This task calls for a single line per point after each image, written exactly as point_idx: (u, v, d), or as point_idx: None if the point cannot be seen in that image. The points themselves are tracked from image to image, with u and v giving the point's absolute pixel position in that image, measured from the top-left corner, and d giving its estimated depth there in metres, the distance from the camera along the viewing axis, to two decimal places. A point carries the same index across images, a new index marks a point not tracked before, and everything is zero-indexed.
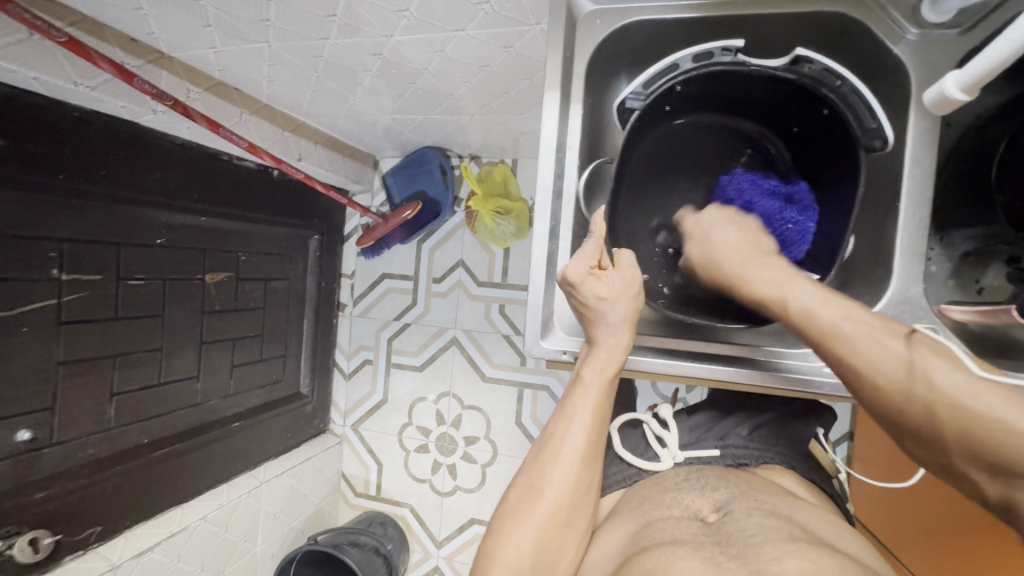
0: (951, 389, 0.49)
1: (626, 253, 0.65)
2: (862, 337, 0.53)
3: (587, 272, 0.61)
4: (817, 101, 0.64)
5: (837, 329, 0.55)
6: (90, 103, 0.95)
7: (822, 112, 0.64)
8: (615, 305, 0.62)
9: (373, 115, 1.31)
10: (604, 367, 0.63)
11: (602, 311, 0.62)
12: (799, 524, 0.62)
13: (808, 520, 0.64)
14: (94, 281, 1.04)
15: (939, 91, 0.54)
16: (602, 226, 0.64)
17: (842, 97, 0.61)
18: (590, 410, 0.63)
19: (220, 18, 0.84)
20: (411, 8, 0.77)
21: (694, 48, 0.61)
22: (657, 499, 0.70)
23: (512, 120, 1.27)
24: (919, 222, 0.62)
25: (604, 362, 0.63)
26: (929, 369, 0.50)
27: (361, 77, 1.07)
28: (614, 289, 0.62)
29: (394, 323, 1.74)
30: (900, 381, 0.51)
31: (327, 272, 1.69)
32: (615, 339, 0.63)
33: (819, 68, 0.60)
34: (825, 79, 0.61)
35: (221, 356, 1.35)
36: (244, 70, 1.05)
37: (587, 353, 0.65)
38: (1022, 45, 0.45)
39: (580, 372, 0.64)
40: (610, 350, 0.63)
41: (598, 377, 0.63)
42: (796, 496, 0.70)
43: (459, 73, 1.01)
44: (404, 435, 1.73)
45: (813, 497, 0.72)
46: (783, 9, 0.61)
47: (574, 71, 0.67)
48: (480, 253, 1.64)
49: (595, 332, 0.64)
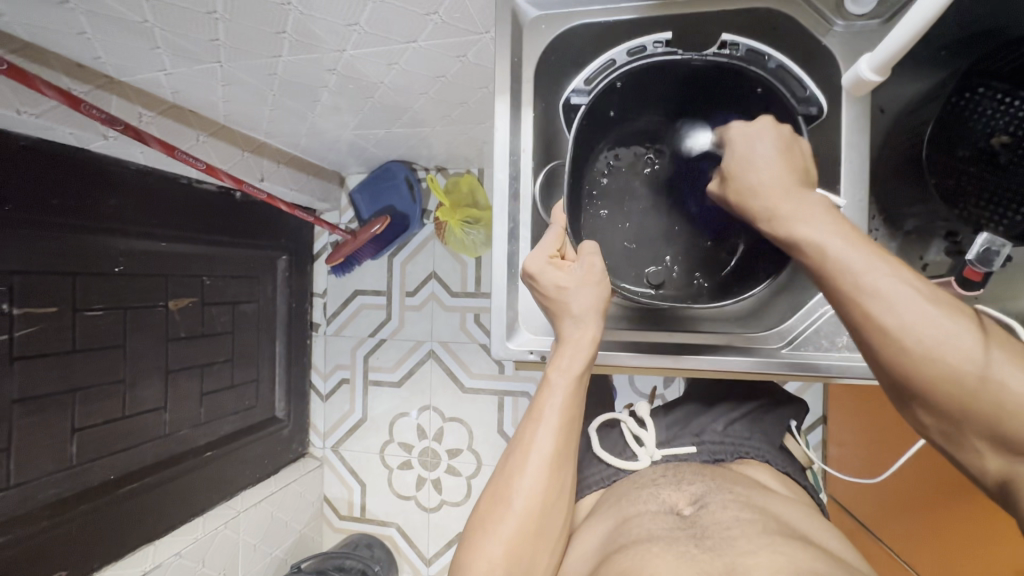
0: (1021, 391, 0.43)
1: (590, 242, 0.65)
2: (917, 312, 0.46)
3: (546, 261, 0.63)
4: (749, 82, 0.64)
5: (893, 307, 0.47)
6: (37, 131, 0.92)
7: (756, 92, 0.65)
8: (579, 293, 0.62)
9: (335, 132, 1.31)
10: (572, 365, 0.63)
11: (566, 303, 0.63)
12: (772, 514, 0.63)
13: (781, 508, 0.65)
14: (48, 314, 1.00)
15: (855, 74, 0.59)
16: (562, 216, 0.66)
17: (773, 74, 0.63)
18: (561, 406, 0.63)
19: (167, 39, 0.83)
20: (360, 22, 0.78)
21: (627, 43, 0.64)
22: (633, 495, 0.70)
23: (474, 129, 1.28)
24: (859, 207, 0.65)
25: (572, 358, 0.63)
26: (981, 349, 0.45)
27: (319, 94, 1.07)
28: (574, 277, 0.63)
29: (370, 340, 1.72)
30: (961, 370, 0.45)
31: (298, 293, 1.67)
32: (581, 331, 0.63)
33: (744, 49, 0.62)
34: (754, 60, 0.63)
35: (190, 384, 1.31)
36: (199, 91, 1.04)
37: (556, 349, 0.65)
38: (911, 35, 0.49)
39: (548, 372, 0.64)
40: (576, 345, 0.64)
41: (568, 372, 0.63)
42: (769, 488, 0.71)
43: (416, 85, 1.02)
44: (386, 453, 1.70)
45: (785, 487, 0.74)
46: (717, 7, 0.64)
47: (523, 75, 0.69)
48: (452, 264, 1.64)
49: (562, 328, 0.64)
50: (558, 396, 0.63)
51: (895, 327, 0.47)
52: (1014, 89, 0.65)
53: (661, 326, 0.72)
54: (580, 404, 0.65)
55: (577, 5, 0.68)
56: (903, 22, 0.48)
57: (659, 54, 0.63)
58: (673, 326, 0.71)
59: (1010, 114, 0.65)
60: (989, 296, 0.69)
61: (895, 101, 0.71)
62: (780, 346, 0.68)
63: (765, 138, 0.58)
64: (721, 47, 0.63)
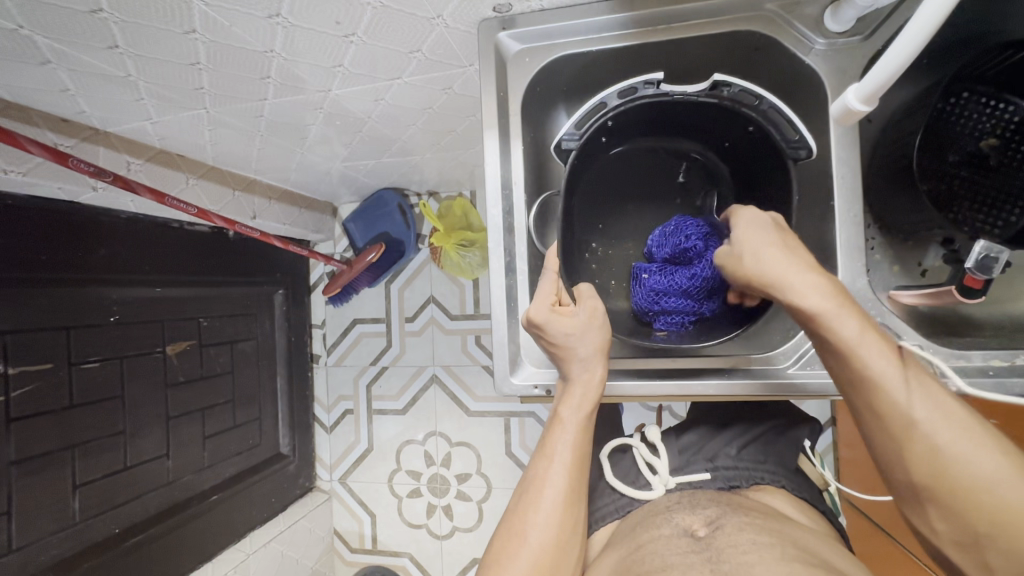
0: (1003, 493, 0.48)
1: (586, 288, 0.66)
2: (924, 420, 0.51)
3: (551, 311, 0.62)
4: (741, 121, 0.65)
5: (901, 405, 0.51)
6: (25, 189, 0.92)
7: (748, 129, 0.65)
8: (583, 339, 0.63)
9: (325, 164, 1.31)
10: (582, 403, 0.63)
11: (570, 347, 0.63)
12: (789, 539, 0.61)
13: (800, 535, 0.63)
14: (43, 370, 0.99)
15: (842, 104, 0.58)
16: (556, 262, 0.66)
17: (763, 116, 0.63)
18: (572, 445, 0.63)
19: (151, 90, 0.83)
20: (344, 63, 0.78)
21: (619, 85, 0.63)
22: (646, 524, 0.69)
23: (463, 154, 1.29)
24: (854, 219, 0.64)
25: (580, 399, 0.63)
26: (958, 436, 0.50)
27: (308, 130, 1.07)
28: (577, 323, 0.63)
29: (371, 368, 1.71)
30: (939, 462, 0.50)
31: (296, 326, 1.65)
32: (588, 373, 0.63)
33: (737, 90, 0.62)
34: (744, 100, 0.63)
35: (192, 429, 1.30)
36: (186, 136, 1.04)
37: (566, 392, 0.64)
38: (897, 64, 0.49)
39: (558, 410, 0.64)
40: (584, 385, 0.63)
41: (577, 412, 0.63)
42: (784, 514, 0.69)
43: (403, 116, 1.02)
44: (395, 482, 1.68)
45: (798, 511, 0.72)
46: (698, 32, 0.64)
47: (509, 110, 0.70)
48: (450, 287, 1.64)
49: (570, 369, 0.64)
50: (568, 435, 0.63)
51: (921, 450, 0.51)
52: (998, 92, 0.65)
53: (666, 355, 0.71)
54: (591, 443, 0.64)
55: (559, 38, 0.68)
56: (892, 50, 0.48)
57: (648, 95, 0.63)
58: (677, 352, 0.70)
59: (997, 116, 0.65)
60: (991, 299, 0.68)
61: (882, 110, 0.71)
62: (785, 365, 0.67)
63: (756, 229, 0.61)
64: (712, 88, 0.62)
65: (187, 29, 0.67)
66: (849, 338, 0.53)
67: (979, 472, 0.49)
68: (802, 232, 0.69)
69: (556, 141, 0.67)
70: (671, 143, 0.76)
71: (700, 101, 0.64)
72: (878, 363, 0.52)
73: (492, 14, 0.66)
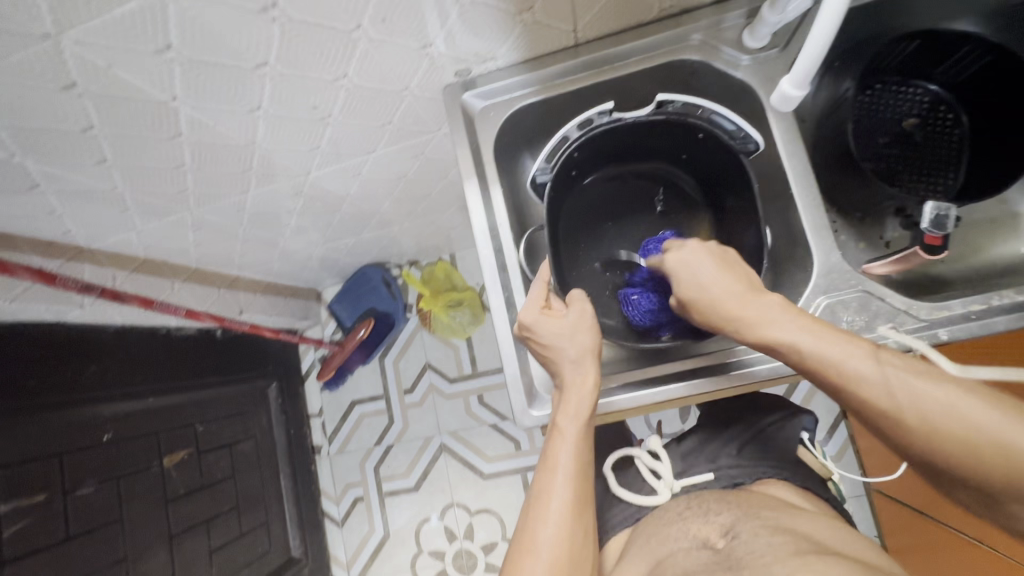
0: (1001, 438, 0.46)
1: (575, 290, 0.69)
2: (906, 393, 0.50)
3: (540, 311, 0.66)
4: (689, 130, 0.72)
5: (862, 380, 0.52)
6: (14, 315, 0.92)
7: (698, 137, 0.72)
8: (573, 339, 0.65)
9: (306, 250, 1.35)
10: (580, 411, 0.63)
11: (559, 348, 0.65)
12: (806, 533, 0.58)
13: (812, 528, 0.60)
14: (36, 503, 0.93)
15: (780, 93, 0.67)
16: (544, 271, 0.69)
17: (707, 121, 0.70)
18: (573, 457, 0.62)
19: (137, 199, 0.86)
20: (323, 144, 0.83)
21: (576, 120, 0.70)
22: (662, 534, 0.67)
23: (439, 218, 1.34)
24: (812, 202, 0.70)
25: (575, 406, 0.63)
26: (941, 399, 0.49)
27: (286, 218, 1.11)
28: (566, 323, 0.65)
29: (376, 449, 1.65)
30: (925, 421, 0.49)
31: (293, 419, 1.61)
32: (582, 376, 0.65)
33: (679, 105, 0.70)
34: (688, 111, 0.70)
35: (197, 544, 1.22)
36: (170, 242, 1.06)
37: (561, 400, 0.65)
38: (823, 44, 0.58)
39: (557, 421, 0.63)
40: (579, 391, 0.64)
41: (575, 420, 0.63)
42: (797, 508, 0.67)
43: (380, 190, 1.07)
44: (418, 567, 1.57)
45: (814, 506, 0.70)
46: (637, 66, 0.73)
47: (484, 158, 0.76)
48: (444, 351, 1.64)
49: (566, 374, 0.65)
50: (569, 445, 0.62)
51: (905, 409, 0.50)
52: (907, 78, 0.76)
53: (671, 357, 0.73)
54: (591, 450, 0.64)
55: (516, 90, 0.75)
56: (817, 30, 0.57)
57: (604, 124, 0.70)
58: (679, 351, 0.73)
59: (910, 99, 0.77)
60: (955, 257, 0.73)
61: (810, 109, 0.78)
62: None
63: (698, 252, 0.64)
64: (657, 106, 0.70)
65: (174, 133, 0.71)
66: (787, 339, 0.56)
67: (964, 427, 0.48)
68: (770, 225, 0.75)
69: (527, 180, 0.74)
70: (638, 167, 0.83)
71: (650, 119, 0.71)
72: (846, 358, 0.53)
73: (454, 79, 0.74)
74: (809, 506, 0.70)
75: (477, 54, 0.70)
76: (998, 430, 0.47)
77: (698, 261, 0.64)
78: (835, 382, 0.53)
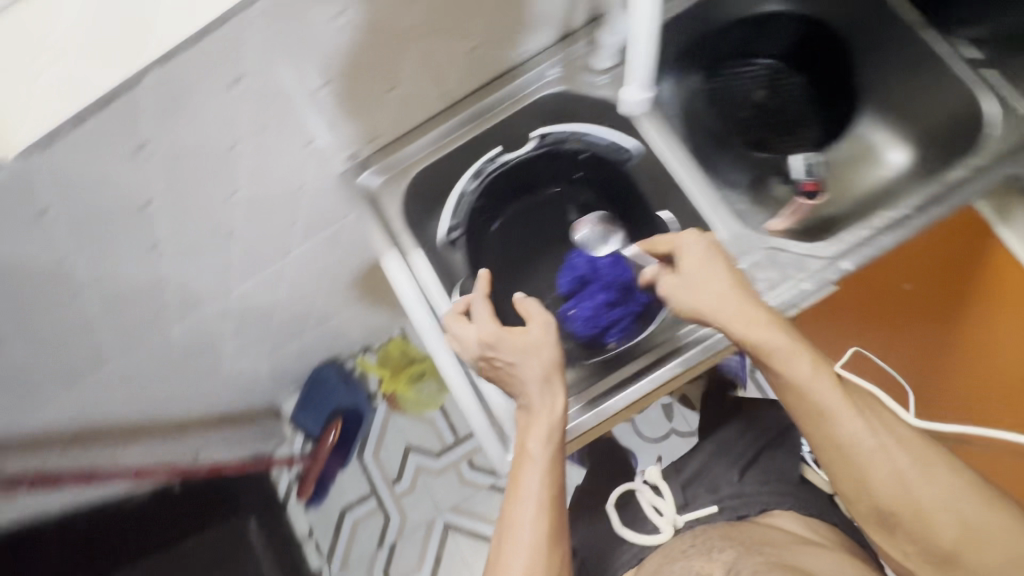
0: (959, 521, 0.58)
1: (533, 302, 0.67)
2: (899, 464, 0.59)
3: (500, 328, 0.65)
4: (571, 155, 0.81)
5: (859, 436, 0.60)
6: None
7: (580, 158, 0.81)
8: (535, 358, 0.64)
9: (252, 369, 1.29)
10: (550, 435, 0.63)
11: (522, 367, 0.64)
12: (800, 564, 0.60)
13: (814, 562, 0.62)
14: None
15: (631, 96, 0.75)
16: (485, 284, 0.70)
17: (583, 143, 0.79)
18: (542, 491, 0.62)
19: (49, 367, 0.81)
20: (235, 258, 0.82)
21: (466, 173, 0.77)
22: (665, 573, 0.67)
23: (379, 298, 1.33)
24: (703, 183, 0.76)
25: (543, 434, 0.63)
26: (923, 472, 0.59)
27: (222, 343, 1.07)
28: (528, 341, 0.65)
29: (380, 553, 1.49)
30: (910, 494, 0.59)
31: (281, 551, 1.46)
32: (551, 399, 0.64)
33: (554, 134, 0.79)
34: (562, 139, 0.80)
35: None
36: (99, 402, 0.99)
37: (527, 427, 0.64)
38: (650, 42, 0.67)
39: (526, 446, 0.63)
40: (549, 414, 0.64)
41: (544, 447, 0.63)
42: (807, 541, 0.67)
43: (309, 286, 1.05)
44: None
45: (820, 536, 0.69)
46: (512, 110, 0.79)
47: (396, 229, 0.78)
48: (422, 428, 1.57)
49: (534, 397, 0.64)
50: (536, 475, 0.62)
51: (893, 478, 0.59)
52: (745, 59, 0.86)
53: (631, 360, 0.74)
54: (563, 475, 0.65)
55: (409, 160, 0.79)
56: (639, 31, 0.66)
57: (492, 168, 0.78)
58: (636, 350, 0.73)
59: (755, 74, 0.86)
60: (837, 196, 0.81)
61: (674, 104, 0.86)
62: None
63: (702, 252, 0.64)
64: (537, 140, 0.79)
65: (75, 294, 0.70)
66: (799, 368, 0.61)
67: (931, 504, 0.58)
68: None
69: (434, 239, 0.78)
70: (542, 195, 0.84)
71: (535, 153, 0.79)
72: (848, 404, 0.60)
73: (347, 167, 0.78)
74: (818, 536, 0.69)
75: (361, 137, 0.74)
76: (956, 511, 0.58)
77: (689, 272, 0.65)
78: (834, 429, 0.61)
